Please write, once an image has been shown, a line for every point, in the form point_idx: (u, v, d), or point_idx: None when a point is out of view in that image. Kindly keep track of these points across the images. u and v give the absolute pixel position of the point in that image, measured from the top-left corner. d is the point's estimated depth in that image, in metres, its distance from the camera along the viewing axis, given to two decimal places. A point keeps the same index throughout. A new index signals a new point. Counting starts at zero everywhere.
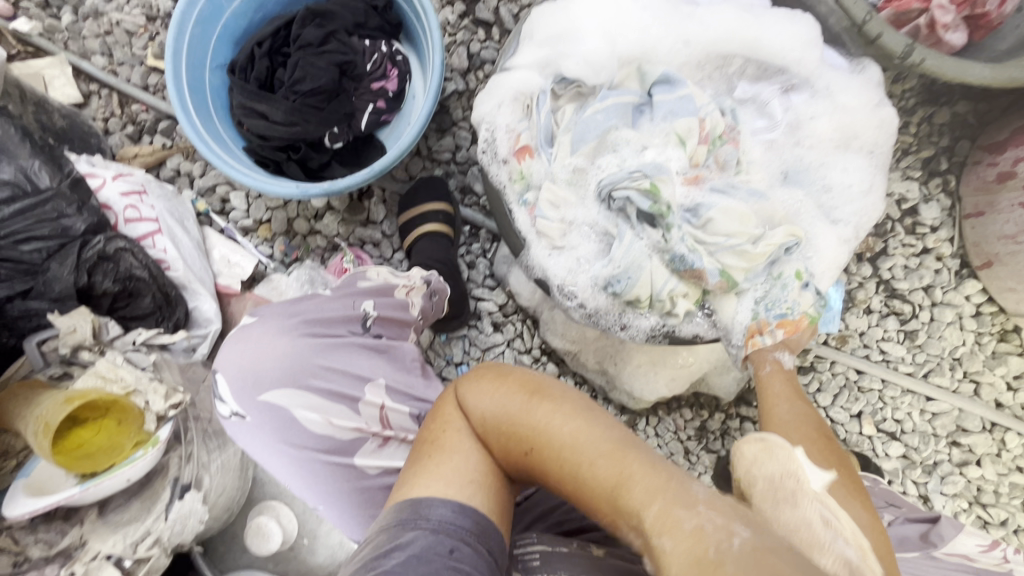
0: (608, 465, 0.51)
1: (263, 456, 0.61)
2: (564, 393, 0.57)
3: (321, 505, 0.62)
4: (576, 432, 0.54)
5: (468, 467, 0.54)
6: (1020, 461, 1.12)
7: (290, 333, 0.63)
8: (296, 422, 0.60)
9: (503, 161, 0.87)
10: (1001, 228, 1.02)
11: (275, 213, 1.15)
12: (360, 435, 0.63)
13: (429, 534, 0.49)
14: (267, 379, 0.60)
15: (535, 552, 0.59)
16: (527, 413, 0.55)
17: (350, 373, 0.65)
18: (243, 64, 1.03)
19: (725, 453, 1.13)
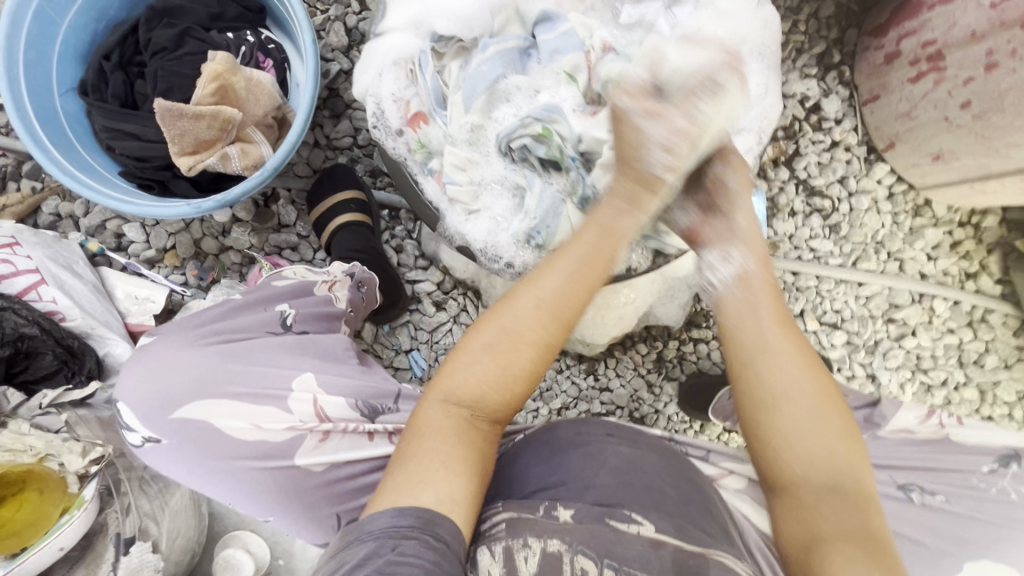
0: (524, 355, 0.59)
1: (196, 478, 0.55)
2: (512, 325, 0.60)
3: (274, 517, 0.56)
4: (512, 361, 0.59)
5: (444, 439, 0.56)
6: (950, 323, 1.20)
7: (196, 342, 0.58)
8: (220, 432, 0.54)
9: (398, 133, 0.83)
10: (897, 107, 1.03)
11: (178, 237, 1.07)
12: (295, 434, 0.55)
13: (374, 540, 0.48)
14: (180, 392, 0.54)
15: (501, 529, 0.59)
16: (482, 348, 0.59)
17: (271, 368, 0.58)
18: (94, 82, 0.92)
19: (685, 377, 1.16)
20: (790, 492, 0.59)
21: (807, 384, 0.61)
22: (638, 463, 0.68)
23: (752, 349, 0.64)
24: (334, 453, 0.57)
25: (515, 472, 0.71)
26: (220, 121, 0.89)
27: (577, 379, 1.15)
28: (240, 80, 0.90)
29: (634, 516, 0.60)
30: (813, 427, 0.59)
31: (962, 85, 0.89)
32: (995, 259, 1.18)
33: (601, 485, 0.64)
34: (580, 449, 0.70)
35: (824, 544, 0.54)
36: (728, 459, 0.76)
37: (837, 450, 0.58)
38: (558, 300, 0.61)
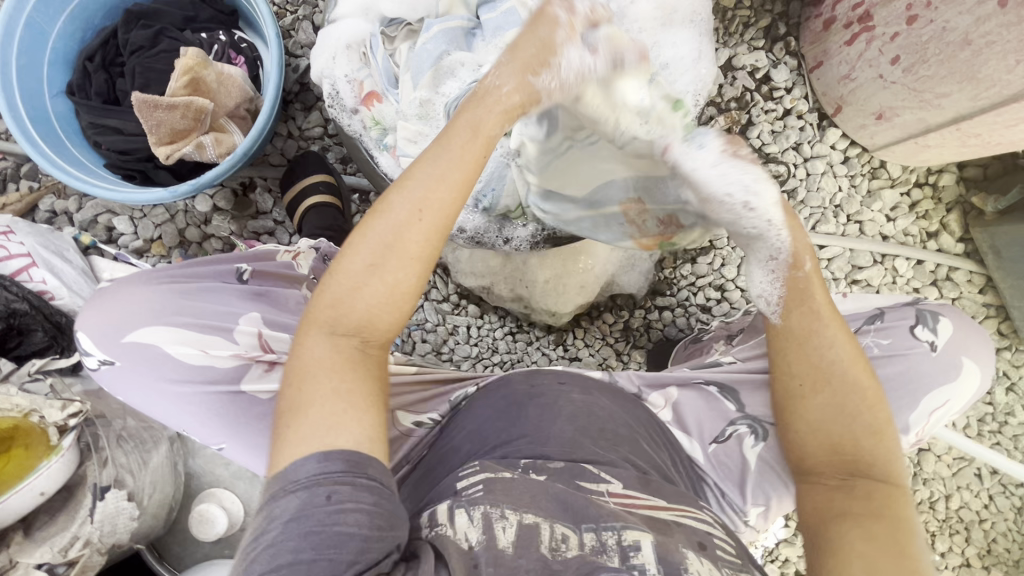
0: (405, 266, 0.58)
1: (152, 401, 0.60)
2: (364, 245, 0.57)
3: (226, 443, 0.61)
4: (386, 277, 0.57)
5: (339, 375, 0.56)
6: (914, 283, 1.21)
7: (151, 280, 0.63)
8: (169, 356, 0.59)
9: (353, 111, 0.93)
10: (838, 70, 1.06)
11: (164, 227, 1.14)
12: (239, 361, 0.61)
13: (305, 489, 0.49)
14: (132, 320, 0.60)
15: (478, 484, 0.59)
16: (349, 280, 0.57)
17: (219, 309, 0.64)
18: (79, 82, 1.01)
19: (652, 345, 1.19)
20: (811, 475, 0.67)
21: (852, 378, 0.65)
22: (590, 407, 0.73)
23: (797, 346, 0.66)
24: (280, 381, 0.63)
25: (472, 427, 0.73)
26: (194, 111, 0.96)
27: (545, 350, 1.19)
28: (212, 73, 0.98)
29: (602, 476, 0.64)
30: (846, 419, 0.65)
31: (889, 41, 0.93)
32: (955, 217, 1.20)
33: (561, 435, 0.68)
34: (536, 402, 0.73)
35: (844, 518, 0.62)
36: (656, 389, 0.82)
37: (864, 438, 0.65)
38: (431, 193, 0.58)
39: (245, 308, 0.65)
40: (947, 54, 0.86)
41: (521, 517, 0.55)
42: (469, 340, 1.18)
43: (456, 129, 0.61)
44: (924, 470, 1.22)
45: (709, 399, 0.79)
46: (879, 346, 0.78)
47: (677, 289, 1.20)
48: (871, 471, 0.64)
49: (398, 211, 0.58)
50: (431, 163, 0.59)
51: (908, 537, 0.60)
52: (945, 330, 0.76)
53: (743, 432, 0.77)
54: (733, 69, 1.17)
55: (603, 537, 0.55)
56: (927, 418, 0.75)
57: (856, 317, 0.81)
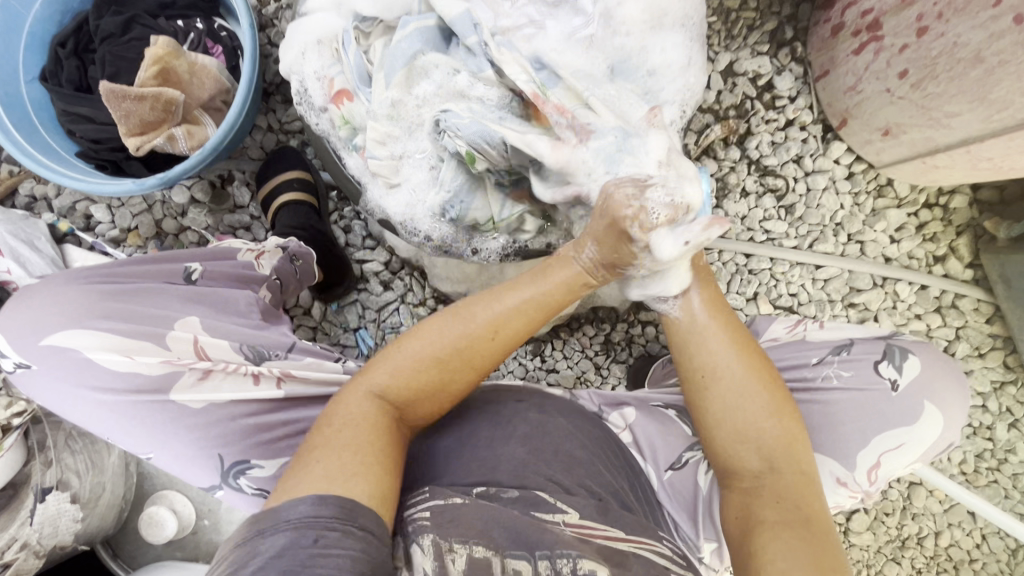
0: (463, 363, 0.62)
1: (77, 407, 0.57)
2: (448, 330, 0.62)
3: (154, 453, 0.58)
4: (444, 360, 0.62)
5: (367, 434, 0.56)
6: (916, 310, 1.15)
7: (78, 280, 0.59)
8: (92, 362, 0.55)
9: (322, 109, 0.89)
10: (844, 81, 0.99)
11: (141, 218, 1.13)
12: (169, 368, 0.57)
13: (289, 531, 0.46)
14: (50, 324, 0.56)
15: (426, 510, 0.53)
16: (428, 356, 0.61)
17: (152, 314, 0.60)
18: (52, 68, 0.99)
19: (633, 360, 1.15)
20: (728, 480, 0.64)
21: (736, 365, 0.64)
22: (546, 427, 0.66)
23: (687, 341, 0.67)
24: (213, 391, 0.58)
25: (420, 447, 0.66)
26: (163, 102, 0.93)
27: (523, 360, 1.15)
28: (184, 63, 0.95)
29: (559, 506, 0.57)
30: (745, 411, 0.63)
31: (898, 53, 0.86)
32: (965, 242, 1.13)
33: (512, 456, 0.61)
34: (490, 420, 0.66)
35: (760, 527, 0.58)
36: (614, 408, 0.78)
37: (766, 431, 0.63)
38: (507, 326, 0.63)
39: (184, 313, 0.62)
40: (957, 70, 0.79)
41: (470, 551, 0.49)
42: None
43: (557, 271, 0.63)
44: (913, 505, 1.16)
45: (668, 422, 0.76)
46: (839, 378, 0.73)
47: None
48: (787, 467, 0.62)
49: (476, 319, 0.62)
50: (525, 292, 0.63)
51: (829, 550, 0.56)
52: (912, 367, 0.71)
53: (700, 459, 0.73)
54: (734, 75, 1.11)
55: (557, 566, 0.50)
56: (877, 460, 0.71)
57: (824, 346, 0.77)
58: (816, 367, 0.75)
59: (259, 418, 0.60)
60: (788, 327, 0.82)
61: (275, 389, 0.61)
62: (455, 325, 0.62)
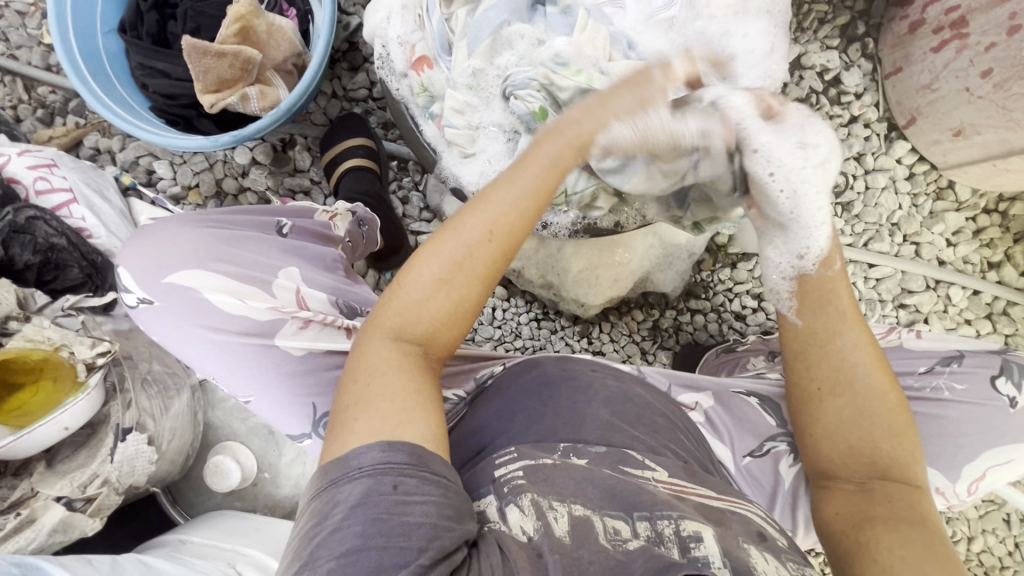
0: (471, 283, 0.57)
1: (183, 346, 0.56)
2: (440, 252, 0.57)
3: (255, 396, 0.57)
4: (450, 296, 0.57)
5: (399, 375, 0.54)
6: (967, 315, 1.15)
7: (194, 222, 0.58)
8: (208, 302, 0.55)
9: (403, 75, 0.89)
10: (918, 78, 0.99)
11: (203, 176, 1.14)
12: (275, 315, 0.56)
13: (368, 478, 0.47)
14: (170, 261, 0.55)
15: (519, 471, 0.55)
16: (433, 287, 0.57)
17: (260, 261, 0.60)
18: (132, 22, 1.00)
19: (680, 347, 1.16)
20: (829, 479, 0.65)
21: (870, 380, 0.64)
22: (627, 394, 0.68)
23: (816, 342, 0.66)
24: (313, 340, 0.58)
25: (499, 407, 0.66)
26: (242, 61, 0.94)
27: (570, 341, 1.16)
28: (263, 23, 0.96)
29: (648, 463, 0.58)
30: (868, 420, 0.63)
31: (983, 52, 0.85)
32: (1022, 250, 1.13)
33: (596, 417, 0.63)
34: (568, 383, 0.67)
35: (871, 523, 0.58)
36: (689, 391, 0.78)
37: (886, 443, 0.63)
38: (503, 216, 0.58)
39: (284, 263, 0.62)
40: None
41: (571, 510, 0.51)
42: (492, 322, 1.16)
43: (545, 145, 0.62)
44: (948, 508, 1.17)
45: (750, 410, 0.76)
46: (952, 390, 0.73)
47: (712, 293, 1.16)
48: (900, 475, 0.62)
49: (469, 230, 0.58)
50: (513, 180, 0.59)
51: (944, 549, 0.56)
52: None
53: (783, 450, 0.73)
54: (801, 68, 1.10)
55: (659, 527, 0.49)
56: (983, 473, 0.70)
57: (931, 356, 0.78)
58: (922, 377, 0.76)
59: None
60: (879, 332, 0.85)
61: None
62: (451, 244, 0.57)
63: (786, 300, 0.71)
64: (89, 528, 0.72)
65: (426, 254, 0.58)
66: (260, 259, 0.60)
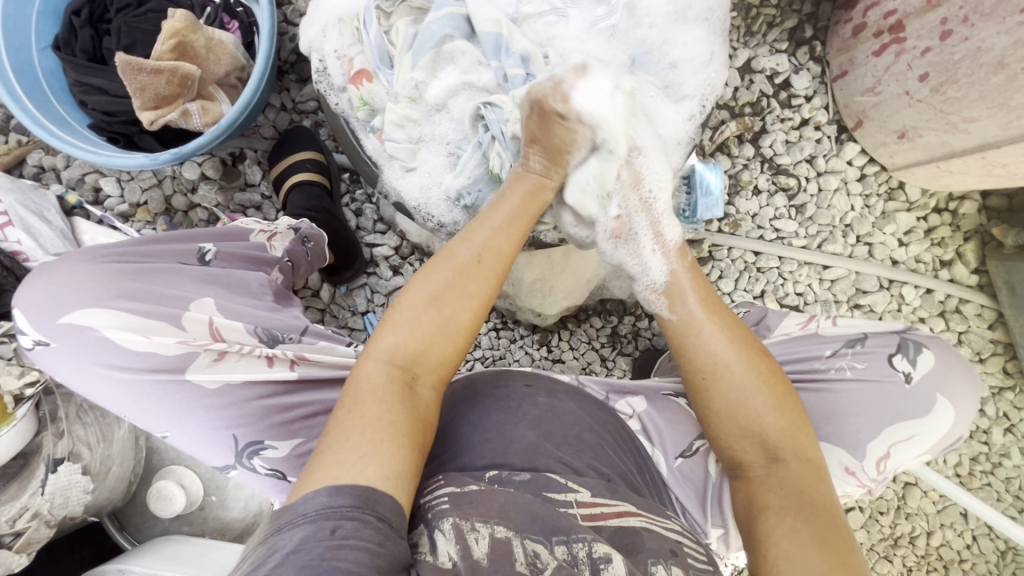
0: (464, 303, 0.64)
1: (88, 386, 0.54)
2: (440, 276, 0.64)
3: (171, 432, 0.56)
4: (439, 324, 0.62)
5: (385, 401, 0.56)
6: (921, 313, 1.16)
7: (98, 257, 0.57)
8: (111, 341, 0.53)
9: (341, 89, 0.88)
10: (864, 82, 0.99)
11: (150, 193, 1.12)
12: (185, 349, 0.55)
13: (310, 523, 0.46)
14: (68, 300, 0.53)
15: (443, 496, 0.55)
16: (434, 317, 0.62)
17: (173, 293, 0.59)
18: (65, 37, 0.97)
19: (639, 353, 1.16)
20: (736, 470, 0.65)
21: (732, 361, 0.65)
22: (556, 412, 0.69)
23: (688, 335, 0.69)
24: (228, 372, 0.56)
25: (434, 431, 0.68)
26: (179, 77, 0.92)
27: (529, 349, 1.16)
28: (201, 37, 0.94)
29: (570, 485, 0.60)
30: (743, 406, 0.64)
31: (920, 56, 0.85)
32: (972, 247, 1.14)
33: (522, 439, 0.64)
34: (499, 404, 0.68)
35: (767, 514, 0.59)
36: (626, 397, 0.79)
37: (768, 418, 0.63)
38: (492, 241, 0.68)
39: (200, 292, 0.60)
40: (979, 76, 0.79)
41: (492, 531, 0.51)
42: None
43: (514, 185, 0.74)
44: (908, 505, 1.18)
45: (676, 410, 0.76)
46: (853, 370, 0.73)
47: None
48: (782, 454, 0.63)
49: (460, 253, 0.67)
50: (505, 205, 0.72)
51: (841, 537, 0.56)
52: (925, 362, 0.72)
53: (709, 447, 0.74)
54: (751, 72, 1.11)
55: (574, 550, 0.52)
56: (887, 451, 0.71)
57: (837, 339, 0.76)
58: (829, 359, 0.75)
59: (278, 399, 0.59)
60: (800, 323, 0.81)
61: (289, 371, 0.60)
62: (445, 272, 0.64)
63: (657, 302, 0.74)
64: (15, 564, 0.69)
65: (425, 279, 0.64)
66: (173, 291, 0.58)
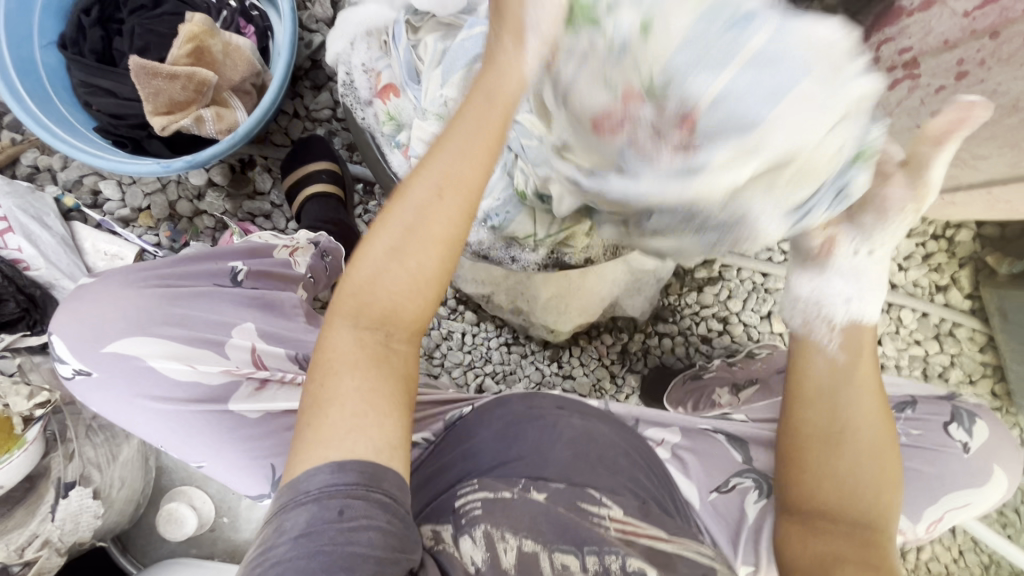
0: (431, 252, 0.52)
1: (127, 416, 0.54)
2: (387, 227, 0.53)
3: (207, 462, 0.55)
4: (402, 283, 0.52)
5: (360, 371, 0.52)
6: (917, 335, 1.21)
7: (138, 283, 0.56)
8: (155, 371, 0.52)
9: (368, 103, 0.88)
10: None
11: (154, 197, 1.07)
12: (230, 379, 0.54)
13: (313, 503, 0.46)
14: (112, 329, 0.53)
15: (477, 502, 0.58)
16: (386, 269, 0.53)
17: (212, 319, 0.57)
18: (72, 36, 0.93)
19: (648, 370, 1.17)
20: (805, 516, 0.61)
21: (867, 421, 0.60)
22: (591, 433, 0.70)
23: (840, 378, 0.60)
24: (270, 401, 0.55)
25: (469, 445, 0.69)
26: (195, 83, 0.90)
27: (540, 365, 1.16)
28: (219, 42, 0.91)
29: (603, 500, 0.62)
30: (859, 474, 0.60)
31: (934, 93, 0.87)
32: (966, 273, 1.18)
33: (558, 457, 0.66)
34: (535, 423, 0.70)
35: (838, 564, 0.56)
36: (654, 427, 0.78)
37: (868, 483, 0.60)
38: (454, 170, 0.52)
39: (240, 317, 0.58)
40: (992, 117, 0.82)
41: (521, 542, 0.55)
42: (463, 348, 1.16)
43: (489, 81, 0.51)
44: None
45: (715, 446, 0.75)
46: (907, 435, 0.70)
47: (680, 316, 1.17)
48: (864, 519, 0.60)
49: (420, 195, 0.52)
50: (456, 142, 0.52)
51: None
52: (982, 431, 0.70)
53: (747, 485, 0.72)
54: None
55: (606, 561, 0.54)
56: (942, 516, 0.69)
57: (884, 397, 0.74)
58: (880, 421, 0.71)
59: None
60: None
61: None
62: (402, 215, 0.52)
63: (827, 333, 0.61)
64: None
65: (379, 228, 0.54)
66: (214, 317, 0.57)
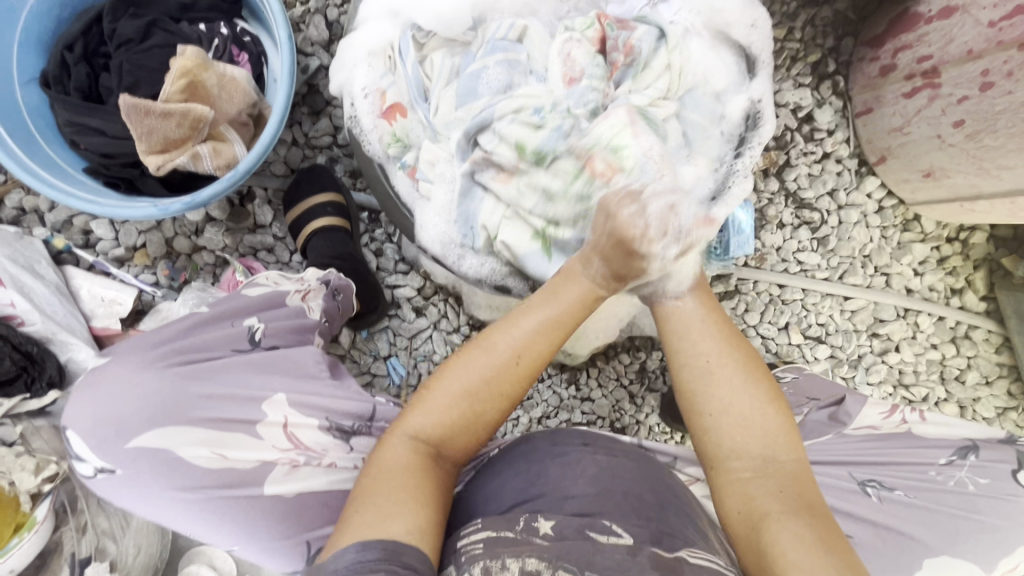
0: (495, 404, 0.59)
1: (156, 509, 0.56)
2: (460, 365, 0.59)
3: (238, 545, 0.58)
4: (466, 412, 0.58)
5: (415, 478, 0.54)
6: (935, 339, 1.19)
7: (156, 364, 0.59)
8: (185, 461, 0.56)
9: (371, 127, 0.82)
10: (890, 121, 1.01)
11: (149, 235, 1.01)
12: (263, 463, 0.59)
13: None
14: (135, 421, 0.56)
15: (478, 542, 0.52)
16: (458, 405, 0.58)
17: (241, 395, 0.60)
18: (56, 73, 0.88)
19: (667, 388, 1.15)
20: (732, 471, 0.58)
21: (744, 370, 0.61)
22: (615, 470, 0.63)
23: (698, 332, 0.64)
24: (305, 480, 0.61)
25: (491, 487, 0.65)
26: (191, 119, 0.85)
27: (557, 388, 1.14)
28: (213, 75, 0.87)
29: (613, 527, 0.55)
30: (740, 401, 0.59)
31: (956, 104, 0.88)
32: (981, 276, 1.17)
33: (579, 493, 0.59)
34: (558, 459, 0.63)
35: (765, 520, 0.53)
36: (694, 465, 0.76)
37: (770, 423, 0.59)
38: (531, 344, 0.61)
39: (270, 389, 0.61)
40: (1019, 128, 0.82)
41: (522, 564, 0.49)
42: None
43: (564, 288, 0.64)
44: None
45: None
46: (976, 484, 0.71)
47: None
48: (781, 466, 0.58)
49: (499, 349, 0.60)
50: (540, 311, 0.62)
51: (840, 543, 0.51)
52: None
53: None
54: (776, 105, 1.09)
55: None
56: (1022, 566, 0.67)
57: (947, 446, 0.76)
58: (944, 469, 0.73)
59: None
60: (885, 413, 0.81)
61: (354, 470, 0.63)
62: (477, 362, 0.59)
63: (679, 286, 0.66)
64: None
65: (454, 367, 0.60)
66: (246, 392, 0.60)
